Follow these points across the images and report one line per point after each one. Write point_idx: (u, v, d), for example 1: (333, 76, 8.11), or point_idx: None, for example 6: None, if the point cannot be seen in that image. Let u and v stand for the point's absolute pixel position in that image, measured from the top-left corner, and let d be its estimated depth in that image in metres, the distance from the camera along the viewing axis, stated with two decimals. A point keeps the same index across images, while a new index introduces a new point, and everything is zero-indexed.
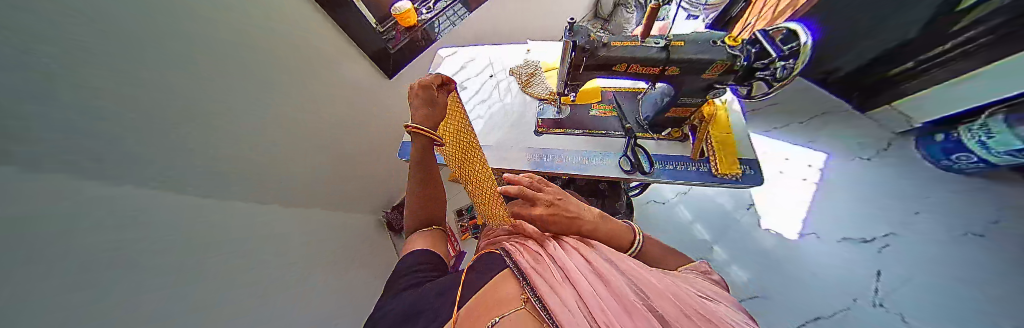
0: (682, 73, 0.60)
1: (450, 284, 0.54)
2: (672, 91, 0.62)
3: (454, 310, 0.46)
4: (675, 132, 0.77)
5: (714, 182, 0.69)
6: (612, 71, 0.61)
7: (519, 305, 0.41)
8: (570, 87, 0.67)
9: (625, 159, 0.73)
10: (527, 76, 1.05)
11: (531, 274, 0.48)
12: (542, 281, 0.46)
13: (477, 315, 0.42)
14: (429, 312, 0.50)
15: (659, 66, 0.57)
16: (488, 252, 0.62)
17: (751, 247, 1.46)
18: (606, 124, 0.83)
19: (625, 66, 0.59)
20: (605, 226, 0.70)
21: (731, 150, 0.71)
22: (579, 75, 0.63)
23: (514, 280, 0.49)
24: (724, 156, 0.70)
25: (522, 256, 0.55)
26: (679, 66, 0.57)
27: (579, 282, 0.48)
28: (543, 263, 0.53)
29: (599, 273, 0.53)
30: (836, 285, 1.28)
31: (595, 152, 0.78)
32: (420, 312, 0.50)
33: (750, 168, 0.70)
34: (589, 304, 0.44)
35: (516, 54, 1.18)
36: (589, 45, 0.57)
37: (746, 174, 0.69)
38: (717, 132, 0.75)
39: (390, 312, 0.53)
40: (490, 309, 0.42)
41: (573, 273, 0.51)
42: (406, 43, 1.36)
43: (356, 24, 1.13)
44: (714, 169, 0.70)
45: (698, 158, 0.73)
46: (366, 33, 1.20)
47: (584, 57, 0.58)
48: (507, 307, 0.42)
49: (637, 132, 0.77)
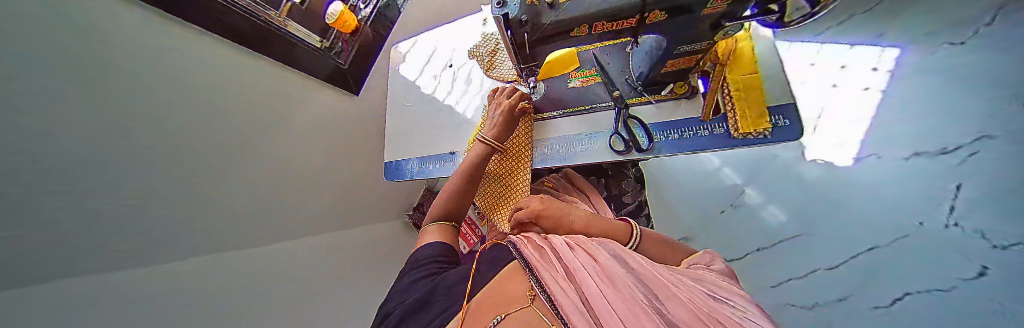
0: (669, 15, 0.36)
1: (449, 275, 0.50)
2: (665, 41, 0.46)
3: (465, 301, 0.42)
4: (679, 88, 0.62)
5: (731, 147, 0.56)
6: (570, 37, 0.42)
7: (526, 305, 0.38)
8: (529, 68, 0.54)
9: (617, 138, 0.63)
10: (488, 55, 0.93)
11: (537, 267, 0.44)
12: (551, 275, 0.41)
13: (482, 313, 0.38)
14: (439, 301, 0.45)
15: (634, 16, 0.35)
16: (495, 245, 0.59)
17: (789, 184, 1.22)
18: (591, 96, 0.69)
19: (586, 27, 0.39)
20: (595, 226, 0.63)
21: (753, 98, 0.54)
22: (535, 54, 0.48)
23: (521, 275, 0.45)
24: (746, 110, 0.54)
25: (527, 249, 0.50)
26: (667, 10, 0.35)
27: (584, 276, 0.42)
28: (547, 261, 0.46)
29: (606, 270, 0.44)
30: (892, 213, 0.93)
31: (582, 135, 0.68)
32: (425, 301, 0.46)
33: (784, 120, 0.53)
34: (596, 303, 0.36)
35: (472, 28, 1.03)
36: (526, 17, 0.40)
37: (777, 128, 0.53)
38: (740, 73, 0.56)
39: (395, 300, 0.50)
40: (497, 307, 0.39)
41: (575, 270, 0.43)
42: (356, 51, 1.35)
43: (298, 52, 1.12)
44: (732, 129, 0.56)
45: (710, 120, 0.58)
46: (319, 59, 1.20)
47: (527, 34, 0.43)
48: (515, 307, 0.38)
49: (630, 98, 0.65)
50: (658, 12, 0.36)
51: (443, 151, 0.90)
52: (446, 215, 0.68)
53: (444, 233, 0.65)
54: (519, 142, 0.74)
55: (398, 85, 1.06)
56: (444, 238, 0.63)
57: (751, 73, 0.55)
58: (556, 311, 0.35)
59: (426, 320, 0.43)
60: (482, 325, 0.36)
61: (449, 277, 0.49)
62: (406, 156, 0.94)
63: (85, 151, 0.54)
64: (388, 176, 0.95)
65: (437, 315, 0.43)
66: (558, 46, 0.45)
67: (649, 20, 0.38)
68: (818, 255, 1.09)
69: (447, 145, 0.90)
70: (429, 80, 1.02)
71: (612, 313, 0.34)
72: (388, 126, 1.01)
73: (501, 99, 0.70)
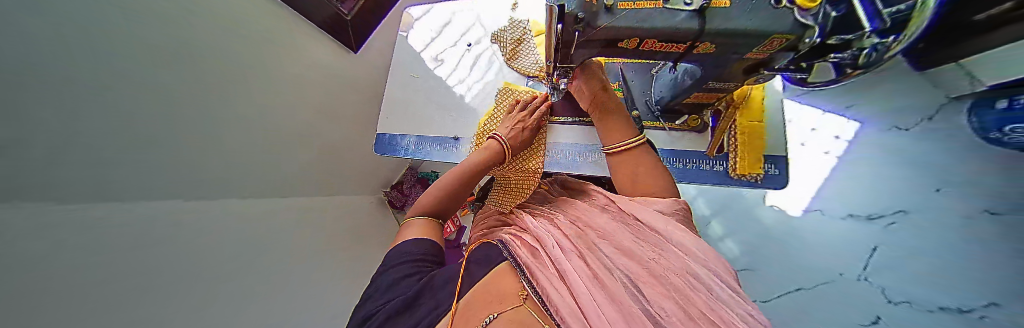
0: (717, 47, 0.37)
1: (441, 272, 0.48)
2: (701, 71, 0.46)
3: (454, 300, 0.39)
4: (692, 121, 0.64)
5: (726, 185, 0.61)
6: (617, 46, 0.41)
7: (520, 303, 0.36)
8: (562, 68, 0.52)
9: None
10: (510, 44, 0.88)
11: (531, 269, 0.42)
12: (546, 276, 0.41)
13: (478, 310, 0.36)
14: (426, 302, 0.42)
15: (688, 42, 0.37)
16: (482, 244, 0.56)
17: (755, 225, 1.34)
18: None
19: (637, 40, 0.38)
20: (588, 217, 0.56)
21: (754, 145, 0.59)
22: (573, 54, 0.45)
23: (513, 275, 0.43)
24: (744, 155, 0.60)
25: (521, 251, 0.48)
26: (716, 44, 0.37)
27: (574, 275, 0.41)
28: (541, 262, 0.45)
29: (592, 271, 0.41)
30: (836, 260, 0.98)
31: (593, 146, 0.73)
32: (412, 301, 0.42)
33: (775, 168, 0.59)
34: (584, 307, 0.35)
35: (498, 10, 0.97)
36: (583, 15, 0.36)
37: (767, 175, 0.59)
38: (751, 118, 0.59)
39: (378, 298, 0.45)
40: (491, 304, 0.37)
41: (565, 275, 0.41)
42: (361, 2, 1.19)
43: None
44: (730, 168, 0.60)
45: (713, 156, 0.62)
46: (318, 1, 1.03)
47: (577, 33, 0.39)
48: (507, 304, 0.36)
49: (647, 120, 0.66)
50: (709, 43, 0.37)
51: (448, 135, 0.85)
52: (432, 212, 0.63)
53: (428, 228, 0.60)
54: (527, 157, 0.75)
55: (404, 53, 0.96)
56: (430, 236, 0.59)
57: (758, 120, 0.59)
58: (550, 312, 0.34)
59: (414, 320, 0.39)
60: (476, 324, 0.33)
61: (440, 275, 0.46)
62: (403, 132, 0.88)
63: (108, 111, 0.47)
64: (379, 150, 0.87)
65: (426, 314, 0.39)
66: (599, 52, 0.44)
67: (695, 50, 0.39)
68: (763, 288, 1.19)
69: (452, 129, 0.86)
70: (438, 55, 0.95)
71: (602, 316, 0.33)
72: (387, 95, 0.92)
73: (519, 115, 0.72)
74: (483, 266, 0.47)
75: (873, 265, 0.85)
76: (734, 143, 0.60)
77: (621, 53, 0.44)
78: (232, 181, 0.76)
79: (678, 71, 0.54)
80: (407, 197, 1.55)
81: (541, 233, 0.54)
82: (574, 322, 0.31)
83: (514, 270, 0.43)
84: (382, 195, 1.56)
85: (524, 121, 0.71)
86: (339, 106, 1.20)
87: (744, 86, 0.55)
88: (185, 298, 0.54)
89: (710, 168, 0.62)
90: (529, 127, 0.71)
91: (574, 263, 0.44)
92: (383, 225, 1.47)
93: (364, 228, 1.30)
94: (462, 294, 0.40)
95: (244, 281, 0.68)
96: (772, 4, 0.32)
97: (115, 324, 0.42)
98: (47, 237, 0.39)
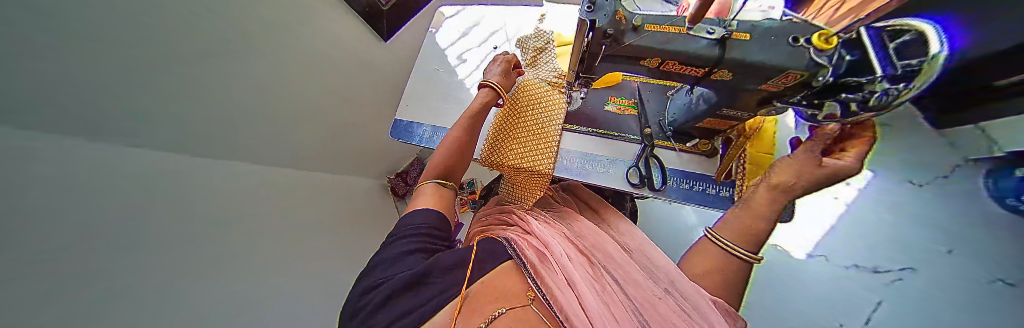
0: (735, 77, 0.40)
1: (446, 255, 0.47)
2: (715, 96, 0.49)
3: (464, 287, 0.40)
4: (703, 145, 0.66)
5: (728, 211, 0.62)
6: (639, 64, 0.43)
7: (526, 303, 0.37)
8: (583, 78, 0.54)
9: (634, 171, 0.66)
10: (532, 52, 0.85)
11: (539, 271, 0.43)
12: (552, 279, 0.42)
13: (482, 304, 0.37)
14: (433, 282, 0.42)
15: (707, 67, 0.39)
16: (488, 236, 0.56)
17: None
18: (622, 124, 0.71)
19: (658, 61, 0.41)
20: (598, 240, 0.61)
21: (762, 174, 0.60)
22: (596, 67, 0.48)
23: (518, 274, 0.44)
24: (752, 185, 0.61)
25: (528, 251, 0.49)
26: (735, 72, 0.39)
27: (580, 285, 0.43)
28: (548, 264, 0.47)
29: (593, 283, 0.46)
30: (841, 304, 0.92)
31: (605, 158, 0.69)
32: (421, 278, 0.42)
33: None
34: (588, 311, 0.38)
35: (529, 22, 1.02)
36: (611, 31, 0.39)
37: None
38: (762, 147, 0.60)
39: (383, 270, 0.46)
40: (496, 300, 0.38)
41: (570, 281, 0.44)
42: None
43: None
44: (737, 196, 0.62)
45: (721, 181, 0.63)
46: None
47: (604, 46, 0.42)
48: (512, 304, 0.37)
49: (658, 139, 0.68)
50: (728, 70, 0.39)
51: None
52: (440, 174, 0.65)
53: (437, 199, 0.61)
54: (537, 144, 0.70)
55: (430, 49, 1.01)
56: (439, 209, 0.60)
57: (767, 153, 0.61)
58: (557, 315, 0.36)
59: (423, 297, 0.40)
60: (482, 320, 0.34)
61: (446, 256, 0.47)
62: (419, 121, 0.91)
63: (115, 65, 0.48)
64: (395, 134, 0.89)
65: (426, 301, 0.40)
66: (620, 67, 0.47)
67: (712, 76, 0.41)
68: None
69: None
70: (462, 54, 0.99)
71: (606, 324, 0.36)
72: (410, 84, 0.96)
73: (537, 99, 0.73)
74: (491, 254, 0.48)
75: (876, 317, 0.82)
76: (742, 171, 0.61)
77: (642, 71, 0.46)
78: (241, 144, 0.82)
79: (698, 90, 0.54)
80: (410, 186, 1.59)
81: (548, 238, 0.55)
82: (577, 321, 0.34)
83: (521, 271, 0.44)
84: (386, 182, 1.57)
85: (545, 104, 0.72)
86: (360, 88, 1.25)
87: (760, 115, 0.57)
88: (191, 256, 0.56)
89: (713, 191, 0.64)
90: (545, 111, 0.71)
91: (579, 274, 0.47)
92: (386, 210, 1.49)
93: (364, 211, 1.32)
94: (470, 285, 0.41)
95: (247, 246, 0.70)
96: (790, 43, 0.35)
97: (119, 276, 0.43)
98: (64, 181, 0.41)
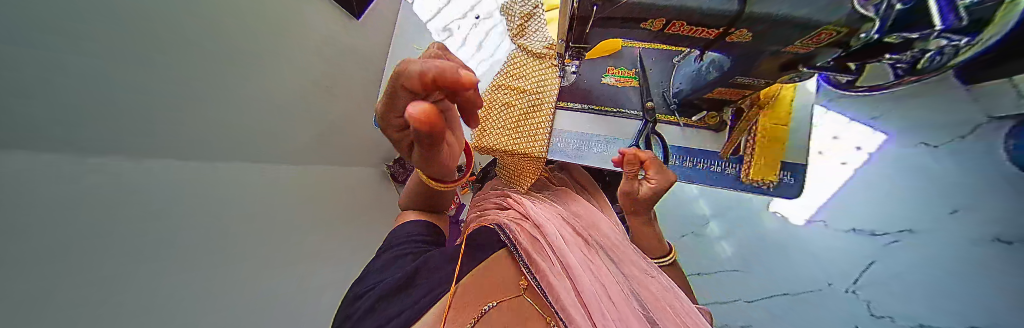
0: (754, 38, 0.33)
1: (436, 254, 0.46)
2: (729, 62, 0.42)
3: (454, 283, 0.39)
4: (710, 118, 0.60)
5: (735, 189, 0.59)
6: (638, 27, 0.36)
7: (519, 293, 0.38)
8: (574, 48, 0.47)
9: (634, 150, 0.62)
10: (520, 19, 0.72)
11: (532, 258, 0.42)
12: (546, 265, 0.40)
13: (475, 298, 0.37)
14: (422, 283, 0.41)
15: (722, 28, 0.32)
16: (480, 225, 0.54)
17: (753, 234, 1.10)
18: (621, 99, 0.65)
19: (662, 22, 0.34)
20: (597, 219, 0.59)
21: (772, 147, 0.56)
22: (589, 34, 0.41)
23: (512, 262, 0.43)
24: (759, 160, 0.57)
25: (520, 236, 0.46)
26: (754, 32, 0.32)
27: (578, 269, 0.41)
28: (541, 249, 0.44)
29: (591, 265, 0.44)
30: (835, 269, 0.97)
31: (602, 138, 0.64)
32: (409, 280, 0.41)
33: (790, 177, 0.56)
34: (585, 297, 0.37)
35: None
36: None
37: (782, 183, 0.57)
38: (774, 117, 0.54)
39: (373, 279, 0.44)
40: (489, 292, 0.38)
41: (567, 267, 0.42)
42: None
43: None
44: (743, 172, 0.58)
45: (724, 157, 0.58)
46: None
47: (596, 8, 0.35)
48: (507, 295, 0.38)
49: (660, 114, 0.62)
50: (746, 30, 0.32)
51: None
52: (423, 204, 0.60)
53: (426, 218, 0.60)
54: (526, 127, 0.65)
55: (406, 21, 0.90)
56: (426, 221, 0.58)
57: (779, 124, 0.55)
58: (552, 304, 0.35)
59: (410, 301, 0.38)
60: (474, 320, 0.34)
61: (434, 258, 0.45)
62: None
63: None
64: None
65: (419, 299, 0.38)
66: (617, 32, 0.40)
67: (728, 38, 0.35)
68: (731, 290, 1.06)
69: None
70: (445, 27, 0.89)
71: (605, 313, 0.35)
72: (389, 65, 0.88)
73: (520, 79, 0.66)
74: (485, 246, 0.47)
75: (865, 279, 0.92)
76: (751, 145, 0.57)
77: (646, 36, 0.39)
78: None
79: (710, 55, 0.47)
80: None
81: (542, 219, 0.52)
82: (575, 312, 0.34)
83: (514, 259, 0.43)
84: None
85: (529, 82, 0.66)
86: None
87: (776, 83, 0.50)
88: None
89: (717, 169, 0.59)
90: (531, 90, 0.65)
91: (576, 255, 0.45)
92: None
93: None
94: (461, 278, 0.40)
95: None
96: None
97: None
98: None
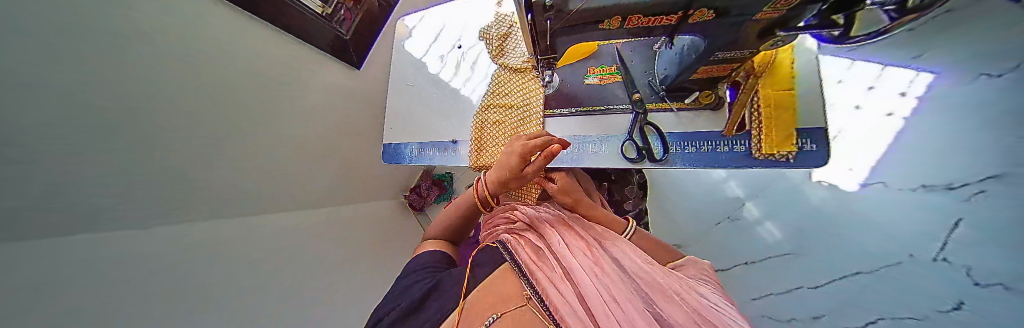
0: (716, 16, 0.33)
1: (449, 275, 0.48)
2: (702, 43, 0.42)
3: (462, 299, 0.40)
4: (704, 97, 0.59)
5: (748, 166, 0.55)
6: (599, 28, 0.38)
7: (524, 303, 0.37)
8: (544, 60, 0.50)
9: (630, 144, 0.60)
10: (497, 39, 0.77)
11: (532, 266, 0.42)
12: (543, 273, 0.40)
13: (482, 309, 0.38)
14: (434, 301, 0.43)
15: (677, 13, 0.32)
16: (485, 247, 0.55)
17: (800, 208, 1.05)
18: (608, 96, 0.64)
19: (619, 20, 0.35)
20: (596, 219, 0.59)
21: (784, 116, 0.49)
22: (554, 44, 0.44)
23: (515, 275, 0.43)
24: (772, 130, 0.50)
25: (522, 248, 0.47)
26: (716, 10, 0.31)
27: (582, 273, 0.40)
28: (544, 259, 0.45)
29: (595, 267, 0.42)
30: (905, 231, 0.73)
31: (596, 137, 0.63)
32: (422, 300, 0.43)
33: (811, 143, 0.51)
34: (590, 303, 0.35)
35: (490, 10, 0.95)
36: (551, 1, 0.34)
37: (801, 152, 0.51)
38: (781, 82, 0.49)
39: (388, 304, 0.46)
40: (494, 304, 0.38)
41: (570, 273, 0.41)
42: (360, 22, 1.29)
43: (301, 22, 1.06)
44: (755, 147, 0.53)
45: (730, 134, 0.55)
46: (317, 27, 1.11)
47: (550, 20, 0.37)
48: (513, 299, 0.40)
49: (649, 103, 0.62)
50: (706, 9, 0.32)
51: (448, 140, 0.83)
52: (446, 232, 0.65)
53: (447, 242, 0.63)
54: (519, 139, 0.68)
55: (401, 63, 0.98)
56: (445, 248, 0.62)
57: (788, 89, 0.48)
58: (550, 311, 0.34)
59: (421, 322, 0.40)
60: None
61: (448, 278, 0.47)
62: (405, 140, 0.89)
63: (109, 162, 0.53)
64: (387, 158, 0.90)
65: (432, 315, 0.40)
66: (582, 37, 0.41)
67: (691, 20, 0.34)
68: (781, 279, 1.05)
69: (450, 133, 0.84)
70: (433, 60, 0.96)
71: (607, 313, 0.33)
72: (388, 103, 0.95)
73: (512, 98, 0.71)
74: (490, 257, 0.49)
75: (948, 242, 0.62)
76: (758, 118, 0.51)
77: (610, 36, 0.40)
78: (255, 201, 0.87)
79: (686, 38, 0.47)
80: (425, 199, 1.61)
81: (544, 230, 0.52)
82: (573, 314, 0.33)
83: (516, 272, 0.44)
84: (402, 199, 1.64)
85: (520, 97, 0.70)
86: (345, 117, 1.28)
87: (769, 48, 0.45)
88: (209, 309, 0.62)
89: (724, 148, 0.56)
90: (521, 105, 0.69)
91: (581, 262, 0.43)
92: (406, 226, 1.53)
93: (383, 230, 1.37)
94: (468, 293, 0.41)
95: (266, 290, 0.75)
96: None
97: None
98: (71, 273, 0.45)
